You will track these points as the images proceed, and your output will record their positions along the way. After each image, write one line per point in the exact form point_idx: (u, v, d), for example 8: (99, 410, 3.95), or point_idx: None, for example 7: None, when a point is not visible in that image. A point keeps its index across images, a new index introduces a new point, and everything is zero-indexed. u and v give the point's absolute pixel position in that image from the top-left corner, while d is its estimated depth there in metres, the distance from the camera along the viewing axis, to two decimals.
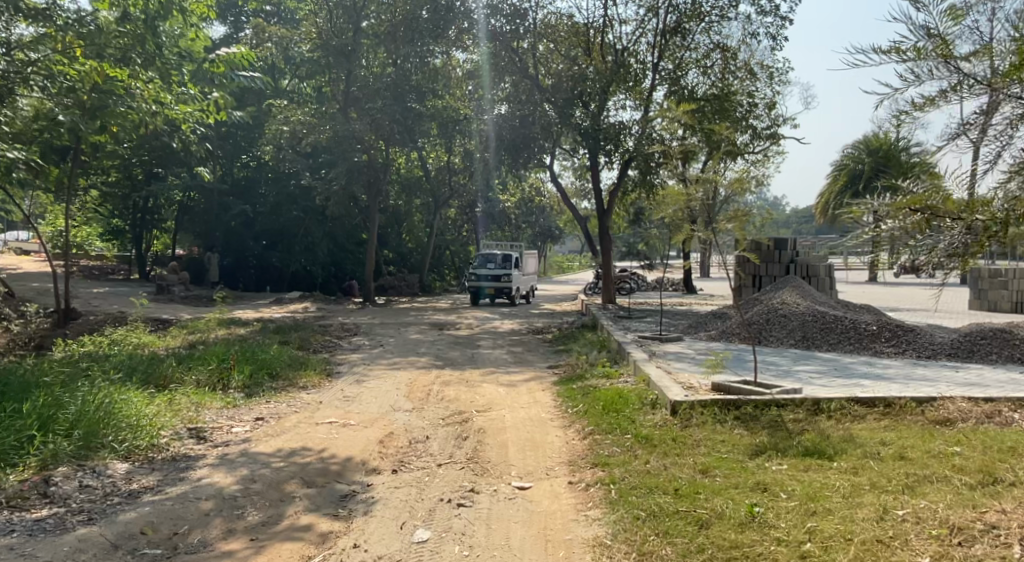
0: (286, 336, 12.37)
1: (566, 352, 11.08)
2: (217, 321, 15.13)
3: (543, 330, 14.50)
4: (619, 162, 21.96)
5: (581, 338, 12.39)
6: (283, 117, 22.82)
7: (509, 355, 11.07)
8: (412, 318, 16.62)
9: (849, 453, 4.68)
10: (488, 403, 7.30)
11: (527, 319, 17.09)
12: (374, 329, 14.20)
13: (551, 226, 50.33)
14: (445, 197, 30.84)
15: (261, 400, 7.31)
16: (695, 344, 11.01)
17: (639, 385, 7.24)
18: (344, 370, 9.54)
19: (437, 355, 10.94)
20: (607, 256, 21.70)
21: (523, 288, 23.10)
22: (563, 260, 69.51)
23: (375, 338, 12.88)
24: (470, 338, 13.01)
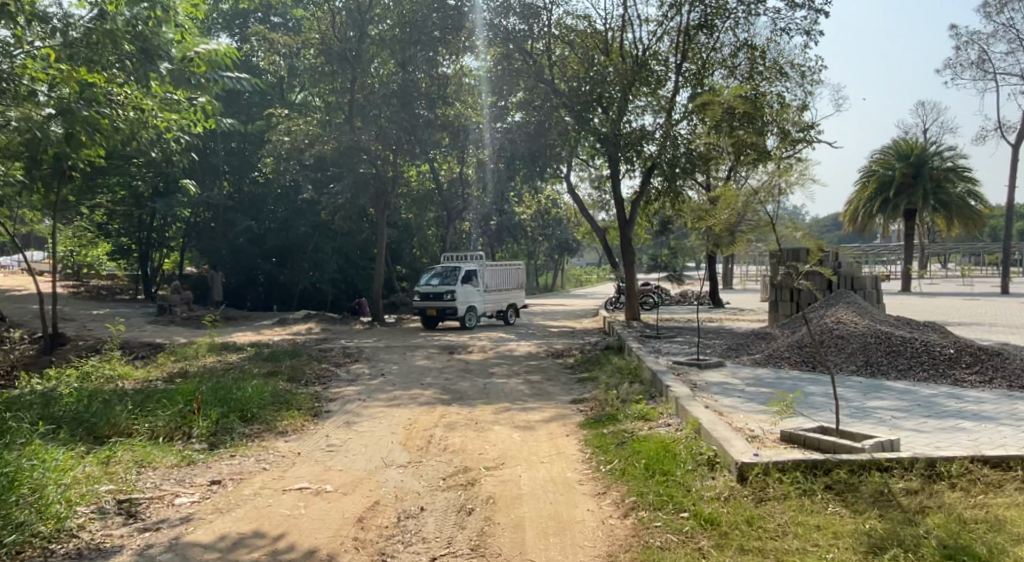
0: (279, 365, 11.11)
1: (591, 382, 9.67)
2: (209, 346, 13.95)
3: (564, 354, 13.13)
4: (642, 169, 20.63)
5: (608, 363, 10.99)
6: (285, 127, 21.77)
7: (526, 386, 9.72)
8: (421, 340, 15.32)
9: (1010, 555, 3.28)
10: (501, 457, 5.91)
11: (545, 340, 15.71)
12: (377, 355, 12.90)
13: (568, 238, 48.98)
14: (459, 210, 29.67)
15: (224, 455, 6.02)
16: (740, 372, 9.56)
17: (687, 432, 5.83)
18: (335, 408, 8.24)
19: (445, 387, 9.62)
20: (630, 269, 20.29)
21: (494, 308, 20.22)
22: (580, 273, 68.21)
23: (377, 366, 11.60)
24: (483, 364, 11.66)
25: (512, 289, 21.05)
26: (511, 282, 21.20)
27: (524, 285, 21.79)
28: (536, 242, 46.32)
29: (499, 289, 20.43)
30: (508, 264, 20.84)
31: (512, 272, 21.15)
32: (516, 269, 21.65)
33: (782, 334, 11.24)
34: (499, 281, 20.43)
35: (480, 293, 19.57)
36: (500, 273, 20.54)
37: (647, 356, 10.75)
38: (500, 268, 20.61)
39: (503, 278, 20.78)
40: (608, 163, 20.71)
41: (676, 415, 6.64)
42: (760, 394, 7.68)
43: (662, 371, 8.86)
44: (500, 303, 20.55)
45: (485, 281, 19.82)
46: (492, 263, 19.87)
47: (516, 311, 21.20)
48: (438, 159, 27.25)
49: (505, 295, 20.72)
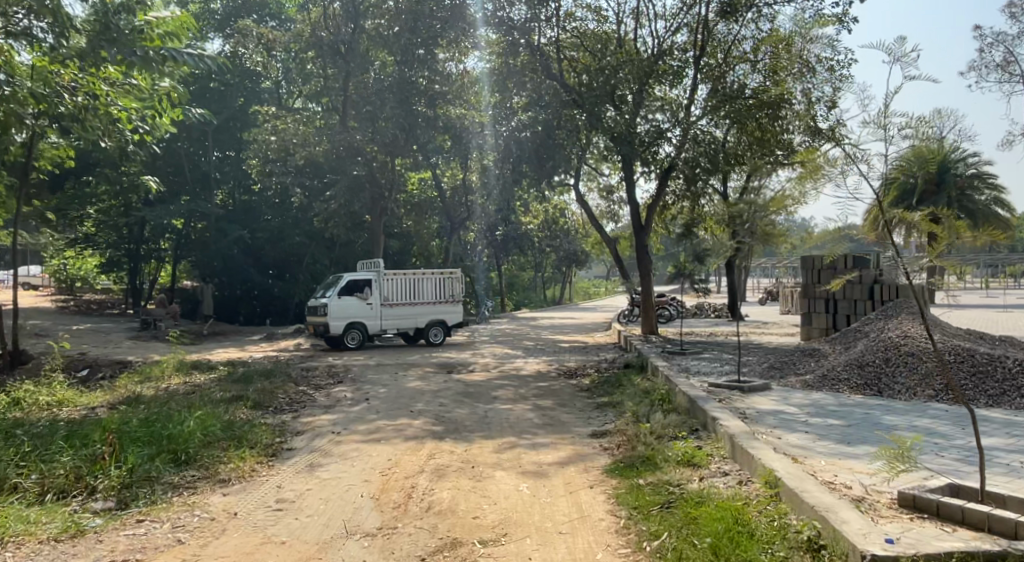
0: (247, 389, 9.55)
1: (613, 411, 8.04)
2: (177, 365, 12.45)
3: (578, 374, 11.50)
4: (659, 170, 19.09)
5: (631, 386, 9.36)
6: (270, 124, 20.32)
7: (536, 414, 8.09)
8: (417, 358, 13.71)
9: None
10: (504, 522, 4.33)
11: (555, 356, 14.06)
12: (365, 375, 11.32)
13: (578, 250, 47.05)
14: (462, 218, 28.22)
15: (129, 521, 4.46)
16: (792, 397, 7.96)
17: (758, 492, 4.23)
18: (300, 445, 6.67)
19: (438, 415, 8.02)
20: (647, 279, 18.71)
21: (399, 327, 16.25)
22: (589, 286, 66.47)
23: (362, 389, 10.02)
24: (484, 387, 10.04)
25: (434, 304, 16.60)
26: (437, 295, 16.68)
27: (461, 299, 16.98)
28: (543, 254, 44.64)
29: (410, 305, 16.31)
30: (425, 274, 16.45)
31: (436, 282, 16.64)
32: (451, 278, 16.94)
33: (835, 351, 9.66)
34: (405, 295, 16.24)
35: (374, 309, 15.84)
36: (410, 284, 16.31)
37: (677, 377, 9.21)
38: (412, 278, 16.32)
39: (423, 290, 16.47)
40: (622, 165, 19.30)
41: (734, 461, 5.10)
42: (832, 429, 6.11)
43: (701, 396, 7.33)
44: (410, 321, 16.32)
45: (385, 293, 16.01)
46: (391, 272, 15.88)
47: (442, 332, 16.71)
48: (439, 164, 25.82)
49: (418, 311, 16.39)
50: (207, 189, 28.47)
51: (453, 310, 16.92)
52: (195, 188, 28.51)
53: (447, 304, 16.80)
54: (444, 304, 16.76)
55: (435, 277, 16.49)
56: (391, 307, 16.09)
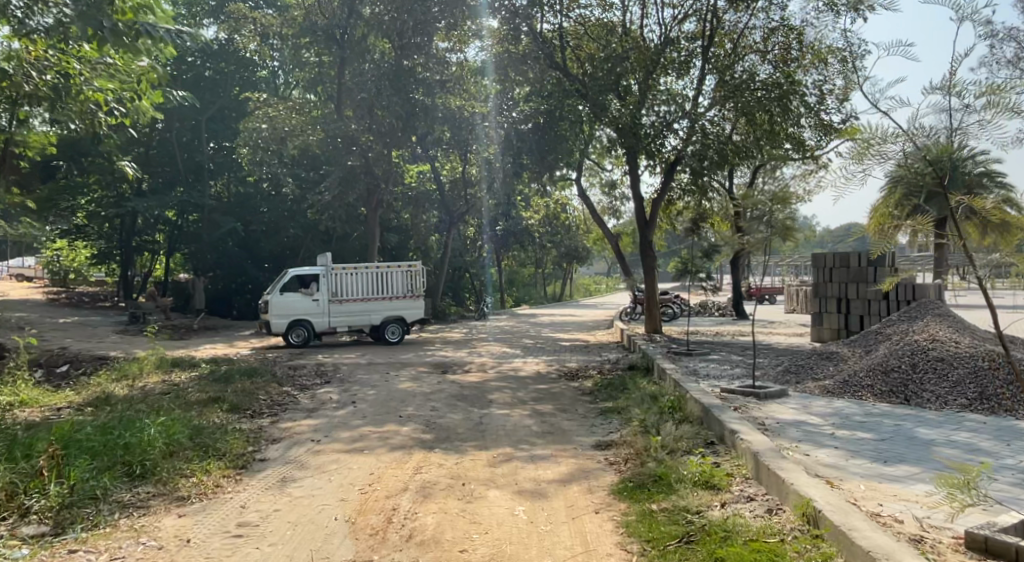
0: (227, 389, 8.94)
1: (619, 418, 7.42)
2: (157, 362, 11.85)
3: (580, 375, 10.86)
4: (664, 164, 18.49)
5: (637, 391, 8.73)
6: (261, 111, 19.52)
7: (535, 421, 7.47)
8: (411, 357, 13.07)
9: None
10: (495, 556, 3.72)
11: (555, 356, 13.41)
12: (354, 375, 10.68)
13: (580, 246, 46.26)
14: (461, 212, 27.53)
15: (57, 552, 3.85)
16: (813, 405, 7.34)
17: (793, 526, 3.62)
18: (276, 455, 6.07)
19: (429, 421, 7.40)
20: (651, 276, 18.09)
21: (348, 324, 15.49)
22: (591, 283, 65.72)
23: (350, 390, 9.41)
24: (480, 390, 9.41)
25: (389, 300, 15.79)
26: (394, 290, 15.87)
27: (421, 293, 16.08)
28: (544, 250, 43.95)
29: (361, 301, 15.55)
30: (378, 268, 15.69)
31: (392, 277, 15.83)
32: (409, 273, 16.04)
33: (855, 354, 9.03)
34: (357, 291, 15.52)
35: (320, 305, 15.15)
36: (362, 279, 15.59)
37: (686, 381, 8.62)
38: (364, 272, 15.61)
39: (378, 284, 15.70)
40: (626, 157, 18.67)
41: (760, 483, 4.50)
42: (863, 444, 5.50)
43: (717, 404, 6.72)
44: (364, 318, 15.55)
45: (334, 289, 15.32)
46: (339, 266, 15.21)
47: (399, 329, 15.82)
48: (438, 156, 25.09)
49: (371, 307, 15.61)
50: (201, 179, 27.71)
51: (413, 305, 16.01)
52: (187, 178, 27.77)
53: (405, 299, 15.94)
54: (401, 300, 15.90)
55: (389, 271, 15.71)
56: (339, 304, 15.38)
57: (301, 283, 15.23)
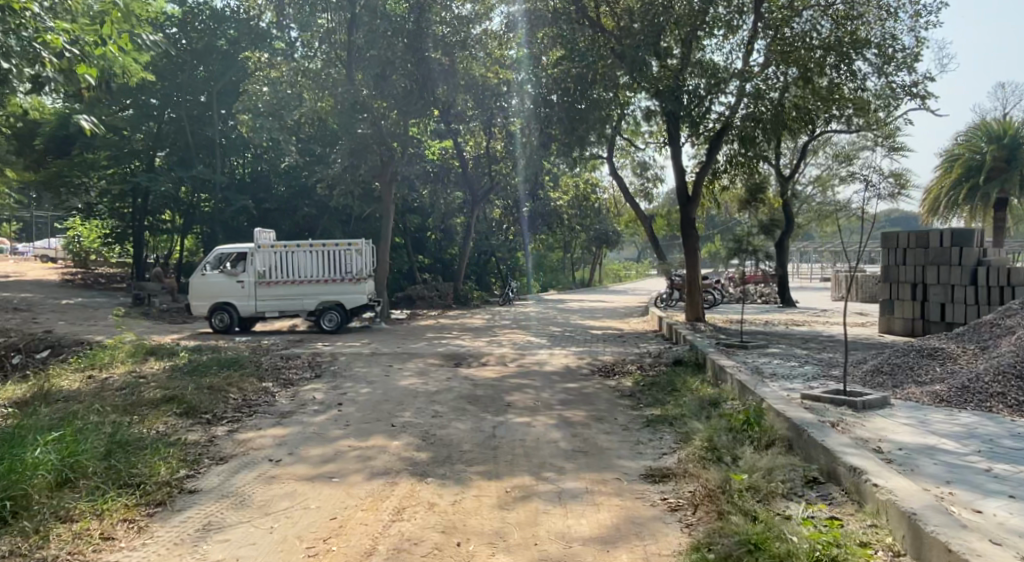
0: (191, 385, 7.44)
1: (672, 435, 5.71)
2: (135, 350, 10.45)
3: (616, 372, 9.15)
4: (707, 136, 16.83)
5: (691, 396, 7.03)
6: (263, 73, 17.93)
7: (562, 436, 5.80)
8: (421, 346, 11.49)
9: None
10: None
11: (584, 347, 11.69)
12: (350, 368, 9.12)
13: (609, 229, 44.09)
14: (485, 191, 25.83)
15: None
16: (933, 419, 5.53)
17: None
18: (211, 485, 4.48)
19: (427, 434, 5.78)
20: (693, 259, 16.32)
21: (270, 310, 13.92)
22: (621, 269, 63.55)
23: (340, 387, 7.87)
24: (495, 389, 7.75)
25: (324, 283, 14.00)
26: (330, 272, 14.04)
27: (362, 276, 14.06)
28: (573, 234, 42.00)
29: (291, 285, 13.95)
30: (311, 248, 13.92)
31: (326, 257, 13.97)
32: (348, 252, 14.06)
33: (968, 352, 7.15)
34: (287, 272, 13.94)
35: (244, 288, 13.79)
36: (293, 259, 13.94)
37: (752, 381, 6.85)
38: (296, 251, 13.96)
39: (310, 265, 13.98)
40: (669, 127, 16.97)
41: None
42: None
43: (813, 420, 4.95)
44: (296, 303, 13.95)
45: (258, 270, 13.85)
46: (267, 244, 13.74)
47: (335, 317, 13.86)
48: (460, 129, 23.40)
49: (302, 291, 13.96)
50: (211, 155, 26.49)
51: (352, 290, 14.04)
52: (198, 154, 26.58)
53: (341, 283, 14.04)
54: (337, 283, 14.03)
55: (320, 251, 13.88)
56: (259, 287, 13.88)
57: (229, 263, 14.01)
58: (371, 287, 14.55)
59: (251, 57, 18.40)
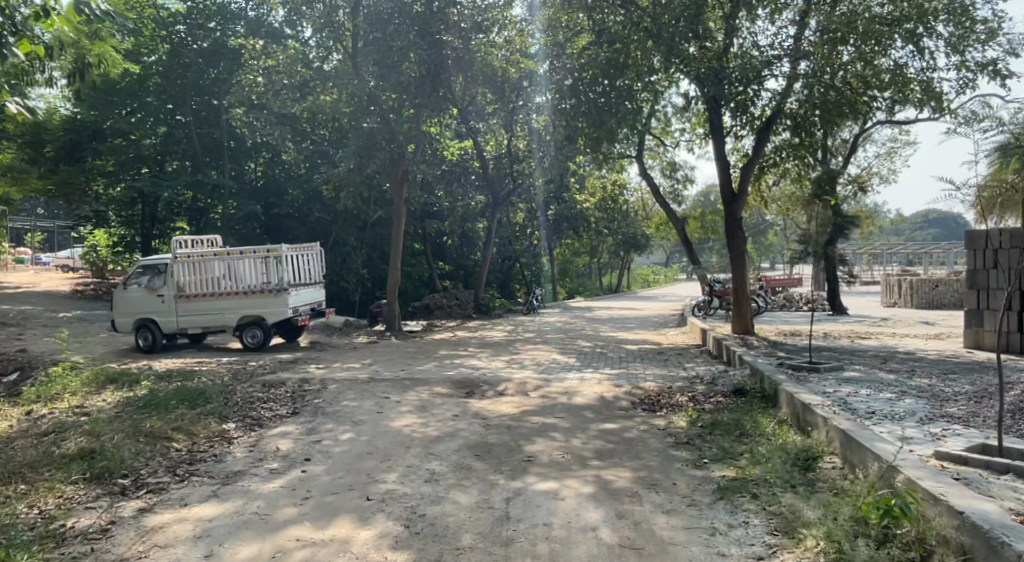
0: (125, 430, 5.86)
1: (767, 523, 3.95)
2: (95, 374, 8.92)
3: (662, 406, 7.39)
4: (758, 124, 15.04)
5: (775, 451, 5.25)
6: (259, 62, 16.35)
7: (604, 519, 4.07)
8: (428, 369, 9.84)
9: None
10: None
11: (620, 370, 9.93)
12: (337, 402, 7.47)
13: (639, 232, 41.94)
14: (507, 192, 24.17)
15: None
16: None
17: None
18: None
19: (414, 516, 4.09)
20: (739, 263, 14.50)
21: (190, 325, 12.71)
22: (649, 273, 61.35)
23: (317, 430, 6.24)
24: (511, 434, 6.05)
25: (244, 295, 12.54)
26: (251, 283, 12.53)
27: (284, 286, 12.46)
28: (600, 239, 40.14)
29: (212, 298, 12.61)
30: (228, 256, 12.50)
31: (244, 266, 12.47)
32: (267, 260, 12.46)
33: None
34: (207, 285, 12.62)
35: (164, 303, 12.61)
36: (212, 269, 12.57)
37: (863, 431, 4.99)
38: (213, 260, 12.57)
39: (229, 276, 12.55)
40: (712, 115, 15.15)
41: None
42: None
43: (1007, 520, 3.10)
44: (219, 318, 12.62)
45: (177, 283, 12.61)
46: (183, 254, 12.46)
47: (258, 333, 12.49)
48: (480, 126, 21.83)
49: (223, 305, 12.61)
50: (218, 159, 25.07)
51: (273, 303, 12.47)
52: (204, 158, 25.18)
53: (261, 296, 12.49)
54: (257, 295, 12.50)
55: (237, 259, 12.43)
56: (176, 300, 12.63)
57: (150, 276, 12.89)
58: (301, 299, 12.93)
59: (247, 46, 16.83)
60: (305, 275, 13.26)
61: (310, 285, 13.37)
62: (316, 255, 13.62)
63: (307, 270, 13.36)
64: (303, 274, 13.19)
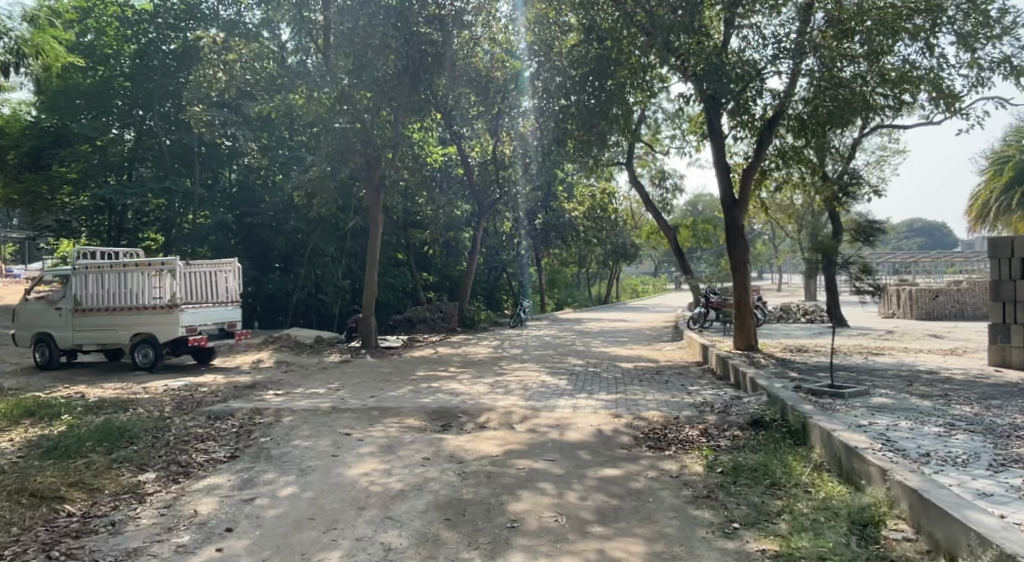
0: (3, 487, 4.67)
1: None
2: (10, 405, 7.67)
3: (671, 443, 6.29)
4: (759, 125, 14.01)
5: (825, 515, 4.14)
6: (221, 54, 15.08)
7: None
8: (400, 395, 8.69)
9: None
10: None
11: (617, 394, 8.81)
12: (286, 441, 6.30)
13: (627, 241, 41.02)
14: (493, 199, 23.08)
15: None
16: None
17: None
18: None
19: None
20: (741, 272, 13.46)
21: (81, 342, 12.02)
22: (639, 283, 60.40)
23: (252, 482, 5.07)
24: (491, 487, 4.93)
25: (137, 311, 11.66)
26: (144, 298, 11.65)
27: (174, 301, 11.40)
28: (589, 248, 39.15)
29: (106, 312, 11.88)
30: (122, 268, 11.79)
31: (138, 280, 11.64)
32: (159, 273, 11.54)
33: None
34: (102, 299, 11.92)
35: (59, 316, 12.06)
36: (109, 283, 11.89)
37: (941, 491, 3.88)
38: (110, 273, 11.89)
39: (124, 290, 11.77)
40: (711, 115, 14.15)
41: None
42: None
43: None
44: (111, 335, 11.83)
45: (75, 296, 12.07)
46: (80, 265, 11.93)
47: (149, 352, 11.57)
48: (463, 129, 20.72)
49: (117, 320, 11.81)
50: (188, 165, 23.21)
51: (164, 321, 11.45)
52: (173, 164, 23.32)
53: (153, 311, 11.54)
54: (149, 311, 11.57)
55: (130, 271, 11.65)
56: (70, 314, 12.04)
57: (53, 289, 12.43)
58: (200, 317, 11.73)
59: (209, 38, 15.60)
60: (214, 293, 12.14)
61: (218, 305, 12.12)
62: (231, 273, 12.38)
63: (217, 288, 12.17)
64: (208, 292, 12.04)
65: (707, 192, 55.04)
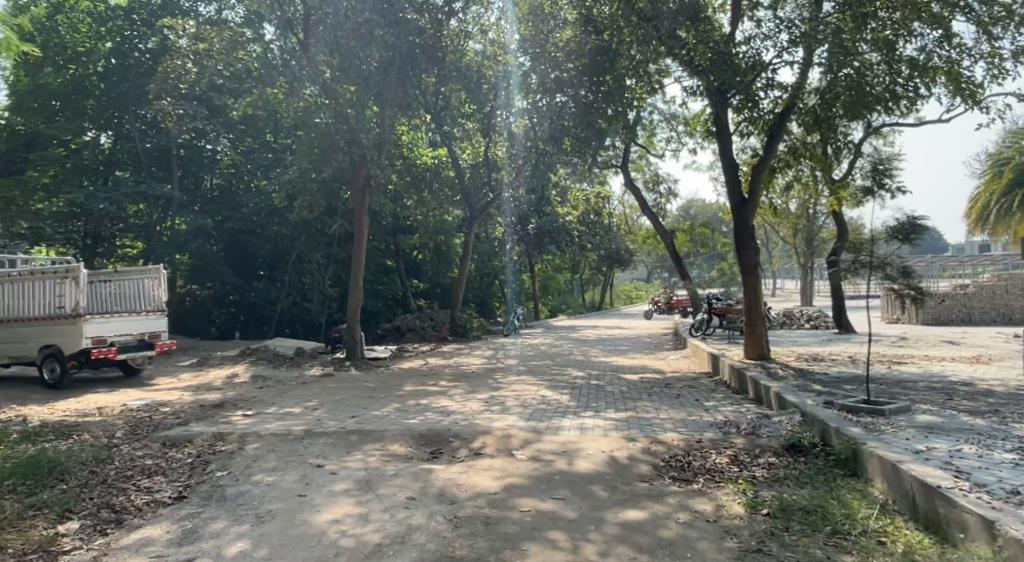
0: None
1: None
2: None
3: (699, 475, 5.36)
4: (768, 120, 13.19)
5: None
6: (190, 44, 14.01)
7: None
8: (383, 416, 7.73)
9: None
10: None
11: (627, 413, 7.86)
12: (246, 476, 5.33)
13: (621, 247, 40.17)
14: (485, 203, 22.16)
15: None
16: None
17: None
18: None
19: None
20: (752, 276, 12.60)
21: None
22: (632, 288, 59.53)
23: (192, 534, 4.11)
24: (490, 539, 3.99)
25: (44, 320, 10.81)
26: (50, 307, 10.77)
27: (76, 310, 10.46)
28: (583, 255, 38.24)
29: (16, 323, 11.07)
30: (30, 275, 10.96)
31: (43, 288, 10.76)
32: (62, 280, 10.63)
33: None
34: (13, 309, 11.13)
35: None
36: (18, 291, 11.08)
37: None
38: (19, 281, 11.07)
39: (32, 299, 10.94)
40: (717, 110, 13.28)
41: None
42: None
43: None
44: (21, 347, 11.02)
45: None
46: None
47: (53, 365, 10.65)
48: (453, 129, 19.79)
49: (26, 330, 11.00)
50: (167, 169, 22.19)
51: (68, 332, 10.53)
52: (150, 168, 22.25)
53: (58, 322, 10.64)
54: (55, 321, 10.70)
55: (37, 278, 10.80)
56: None
57: None
58: (110, 327, 10.89)
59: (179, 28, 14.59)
60: (134, 302, 11.50)
61: (135, 314, 11.30)
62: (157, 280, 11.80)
63: (137, 296, 11.54)
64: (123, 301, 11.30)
65: (698, 198, 54.29)
